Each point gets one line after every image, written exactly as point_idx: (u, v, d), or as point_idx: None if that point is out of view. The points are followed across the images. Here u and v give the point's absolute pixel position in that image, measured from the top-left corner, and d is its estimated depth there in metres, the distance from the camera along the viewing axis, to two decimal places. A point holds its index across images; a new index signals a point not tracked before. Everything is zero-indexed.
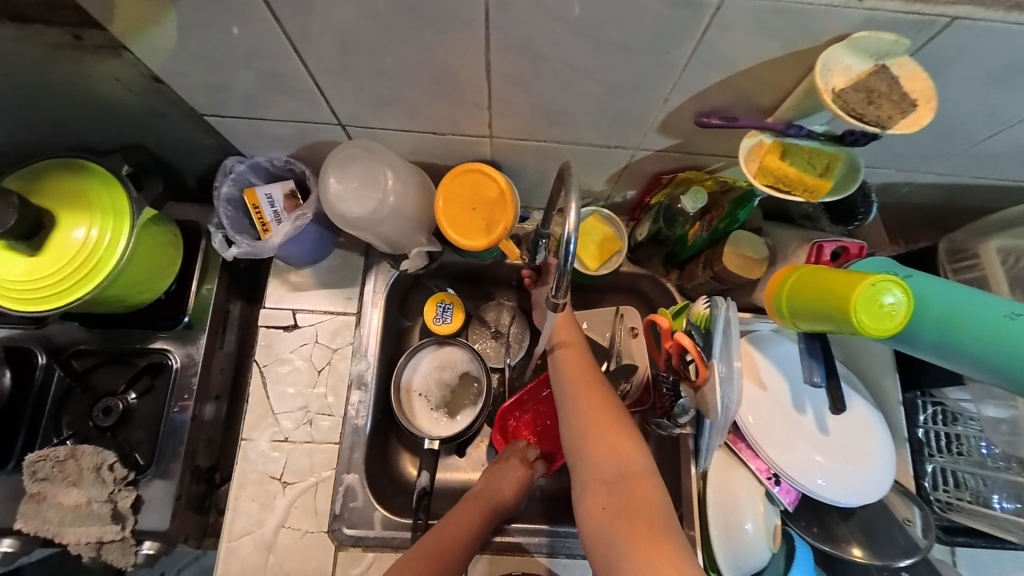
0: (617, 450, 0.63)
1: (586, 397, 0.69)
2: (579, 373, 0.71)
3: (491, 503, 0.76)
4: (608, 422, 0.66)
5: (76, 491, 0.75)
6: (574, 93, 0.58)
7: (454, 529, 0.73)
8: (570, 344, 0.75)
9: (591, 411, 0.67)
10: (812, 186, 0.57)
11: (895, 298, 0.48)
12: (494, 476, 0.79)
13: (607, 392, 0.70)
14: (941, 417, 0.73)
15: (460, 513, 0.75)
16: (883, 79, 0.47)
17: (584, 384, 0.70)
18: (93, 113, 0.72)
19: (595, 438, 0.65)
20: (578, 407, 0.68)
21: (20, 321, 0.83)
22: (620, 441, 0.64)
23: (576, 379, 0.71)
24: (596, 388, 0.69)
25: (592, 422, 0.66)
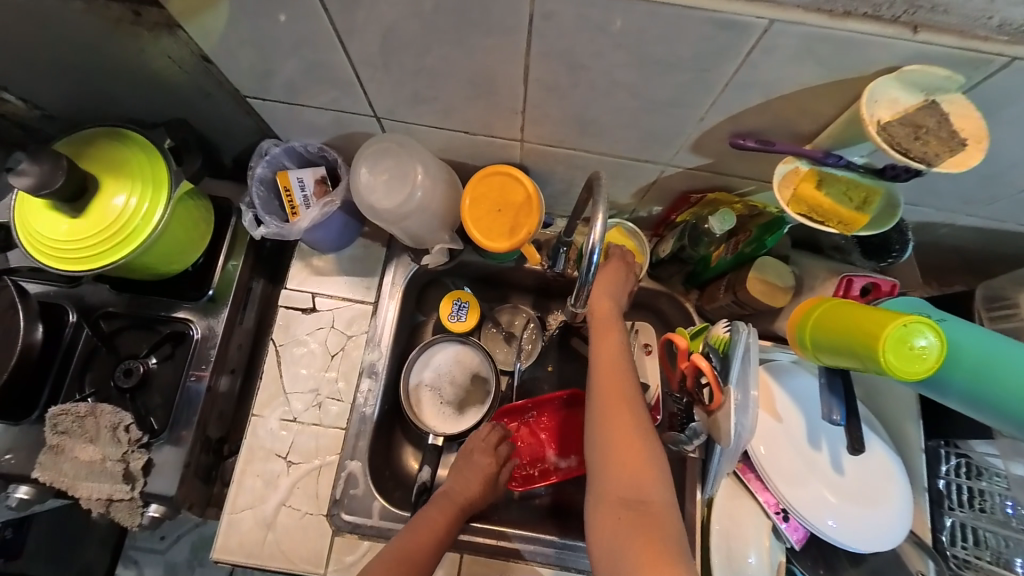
0: (641, 470, 0.58)
1: (613, 404, 0.62)
2: (610, 375, 0.64)
3: (462, 504, 0.77)
4: (633, 436, 0.60)
5: (93, 447, 0.78)
6: (610, 105, 0.58)
7: (429, 533, 0.72)
8: (606, 337, 0.67)
9: (621, 424, 0.60)
10: (846, 219, 0.56)
11: (927, 341, 0.46)
12: (468, 475, 0.81)
13: (637, 403, 0.62)
14: (965, 470, 0.69)
15: (433, 514, 0.75)
16: (932, 114, 0.45)
17: (617, 391, 0.63)
18: (144, 87, 0.75)
19: (618, 453, 0.59)
20: (603, 414, 0.62)
21: (57, 279, 0.87)
22: (642, 461, 0.58)
23: (605, 382, 0.64)
24: (627, 396, 0.62)
25: (621, 434, 0.60)
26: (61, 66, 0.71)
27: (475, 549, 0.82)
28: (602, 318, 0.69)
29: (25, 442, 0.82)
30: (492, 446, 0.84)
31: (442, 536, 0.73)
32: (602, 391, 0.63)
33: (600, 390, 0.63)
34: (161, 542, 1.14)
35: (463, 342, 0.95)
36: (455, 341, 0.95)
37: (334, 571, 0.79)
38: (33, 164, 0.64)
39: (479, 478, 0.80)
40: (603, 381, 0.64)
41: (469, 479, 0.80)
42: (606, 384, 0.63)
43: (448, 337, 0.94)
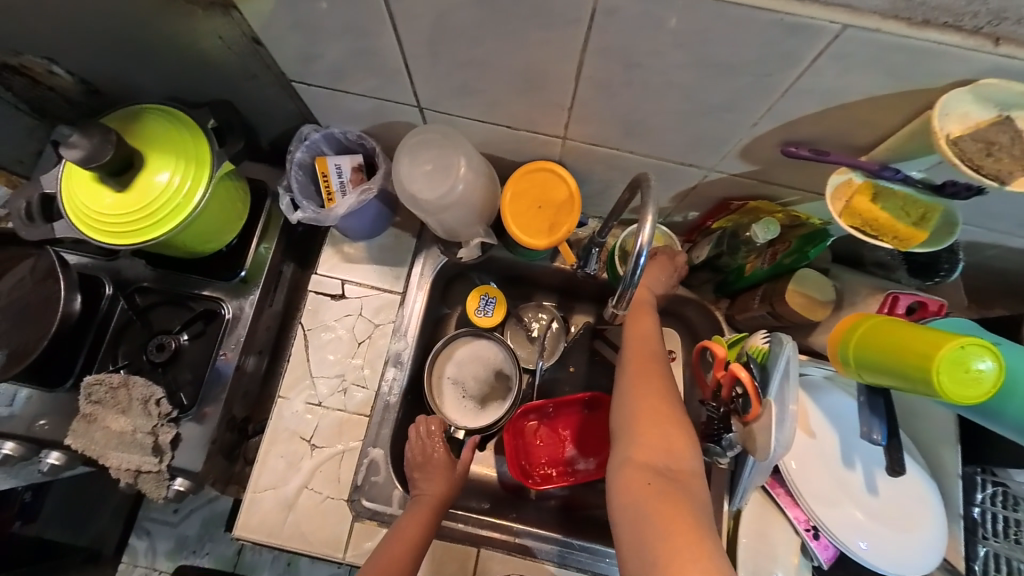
0: (670, 440, 0.57)
1: (646, 377, 0.62)
2: (643, 350, 0.65)
3: (431, 508, 0.76)
4: (665, 407, 0.59)
5: (124, 419, 0.79)
6: (660, 107, 0.57)
7: (404, 548, 0.70)
8: (643, 319, 0.69)
9: (652, 395, 0.60)
10: (903, 234, 0.55)
11: (985, 365, 0.46)
12: (430, 480, 0.79)
13: (670, 381, 0.63)
14: (1001, 500, 0.67)
15: (407, 525, 0.73)
16: (1004, 131, 0.44)
17: (650, 366, 0.63)
18: (192, 67, 0.76)
19: (647, 422, 0.58)
20: (635, 384, 0.62)
21: (95, 252, 0.89)
22: (673, 431, 0.57)
23: (638, 358, 0.64)
24: (657, 371, 0.63)
25: (652, 403, 0.59)
26: (114, 42, 0.72)
27: (490, 544, 0.82)
28: (642, 302, 0.71)
29: (61, 408, 0.84)
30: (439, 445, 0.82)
31: (416, 545, 0.71)
32: (635, 364, 0.64)
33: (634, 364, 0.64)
34: (174, 515, 1.24)
35: (490, 339, 0.95)
36: (481, 337, 0.95)
37: (352, 555, 0.79)
38: (83, 138, 0.66)
39: (441, 480, 0.79)
40: (636, 356, 0.65)
41: (432, 483, 0.79)
42: (640, 358, 0.64)
43: (472, 331, 0.94)
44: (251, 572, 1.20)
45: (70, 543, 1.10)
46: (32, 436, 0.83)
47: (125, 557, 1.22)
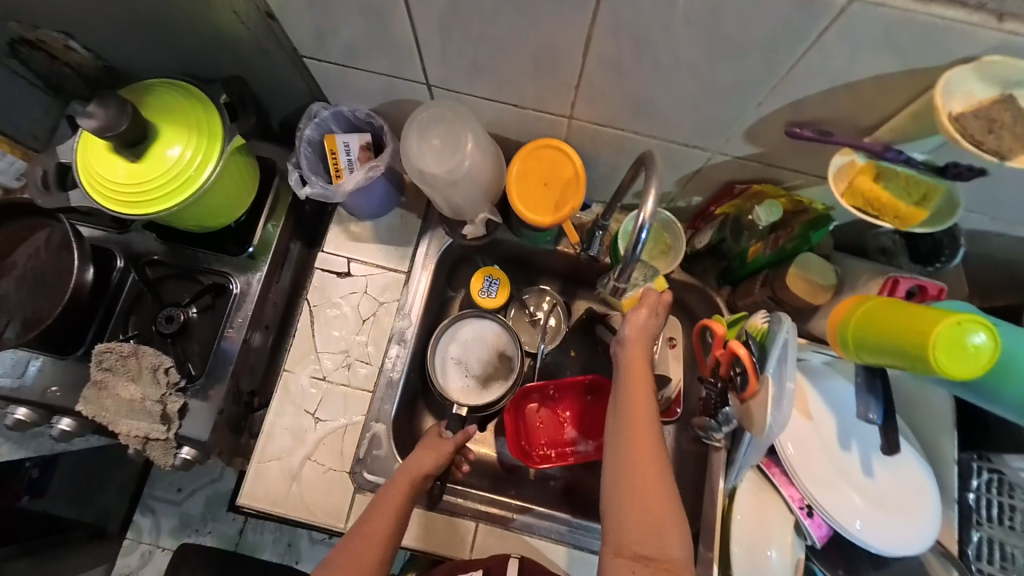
0: (660, 529, 0.57)
1: (642, 462, 0.59)
2: (641, 425, 0.61)
3: (412, 484, 0.74)
4: (661, 497, 0.58)
5: (133, 386, 0.81)
6: (669, 87, 0.58)
7: (383, 527, 0.69)
8: (636, 382, 0.64)
9: (644, 481, 0.58)
10: (904, 214, 0.55)
11: (981, 339, 0.46)
12: (416, 457, 0.77)
13: (662, 455, 0.60)
14: (997, 486, 0.68)
15: (387, 501, 0.72)
16: (1008, 109, 0.44)
17: (642, 444, 0.60)
18: (207, 42, 0.77)
19: (641, 514, 0.57)
20: (625, 464, 0.60)
21: (107, 225, 0.90)
22: (664, 519, 0.57)
23: (636, 441, 0.60)
24: (655, 452, 0.60)
25: (642, 492, 0.58)
26: (131, 16, 0.74)
27: (489, 517, 0.83)
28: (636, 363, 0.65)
29: (72, 375, 0.86)
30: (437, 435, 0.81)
31: (395, 525, 0.70)
32: (630, 443, 0.60)
33: (626, 442, 0.61)
34: (177, 494, 1.27)
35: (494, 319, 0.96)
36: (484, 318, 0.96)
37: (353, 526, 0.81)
38: (100, 108, 0.67)
39: (426, 460, 0.76)
40: (633, 435, 0.61)
41: (416, 462, 0.76)
42: (637, 437, 0.60)
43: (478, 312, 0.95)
44: (252, 552, 1.23)
45: (75, 518, 1.14)
46: (44, 402, 0.85)
47: (129, 533, 1.25)
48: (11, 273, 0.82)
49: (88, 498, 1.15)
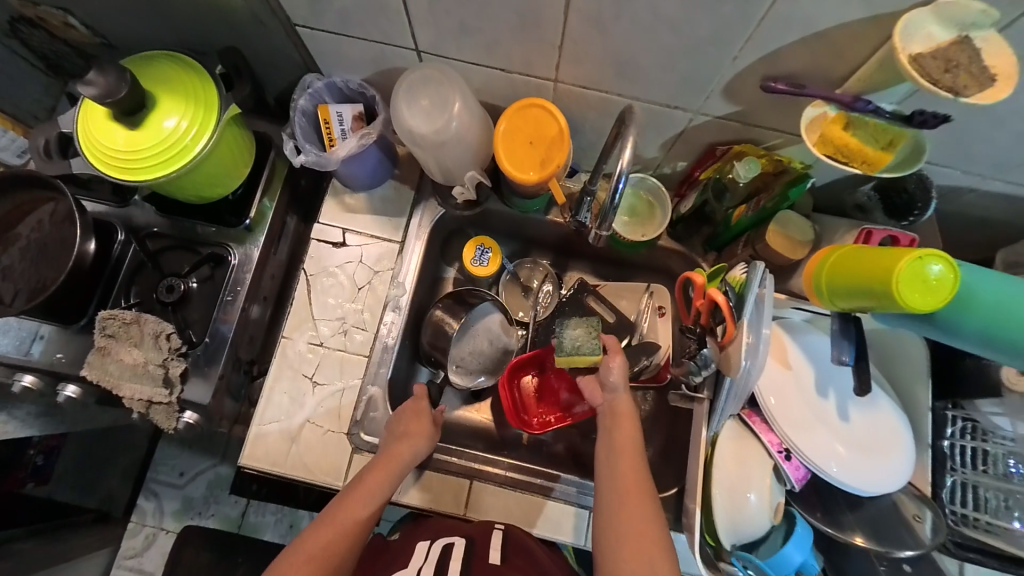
0: (651, 557, 0.63)
1: (631, 493, 0.68)
2: (631, 464, 0.71)
3: (395, 466, 0.76)
4: (649, 529, 0.66)
5: (136, 351, 0.83)
6: (649, 44, 0.60)
7: (364, 501, 0.73)
8: (625, 426, 0.76)
9: (635, 512, 0.67)
10: (871, 158, 0.58)
11: (938, 269, 0.49)
12: (402, 433, 0.80)
13: (651, 490, 0.69)
14: (969, 432, 0.70)
15: (369, 481, 0.74)
16: (964, 50, 0.47)
17: (632, 479, 0.70)
18: (203, 13, 0.79)
19: (632, 544, 0.64)
20: (617, 496, 0.69)
21: (107, 198, 0.92)
22: (655, 549, 0.64)
23: (626, 478, 0.70)
24: (643, 488, 0.69)
25: (632, 523, 0.66)
26: None
27: (483, 476, 0.86)
28: (622, 411, 0.77)
29: (77, 343, 0.88)
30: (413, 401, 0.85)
31: (380, 500, 0.74)
32: (619, 477, 0.70)
33: (618, 478, 0.70)
34: (180, 477, 1.32)
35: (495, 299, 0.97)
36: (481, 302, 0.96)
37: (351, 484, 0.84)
38: (99, 75, 0.69)
39: (412, 439, 0.79)
40: (624, 473, 0.70)
41: (401, 441, 0.79)
42: (627, 474, 0.70)
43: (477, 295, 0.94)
44: (254, 533, 1.29)
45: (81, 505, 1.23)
46: (51, 368, 0.87)
47: (133, 516, 1.31)
48: (15, 244, 0.83)
49: (91, 485, 1.24)
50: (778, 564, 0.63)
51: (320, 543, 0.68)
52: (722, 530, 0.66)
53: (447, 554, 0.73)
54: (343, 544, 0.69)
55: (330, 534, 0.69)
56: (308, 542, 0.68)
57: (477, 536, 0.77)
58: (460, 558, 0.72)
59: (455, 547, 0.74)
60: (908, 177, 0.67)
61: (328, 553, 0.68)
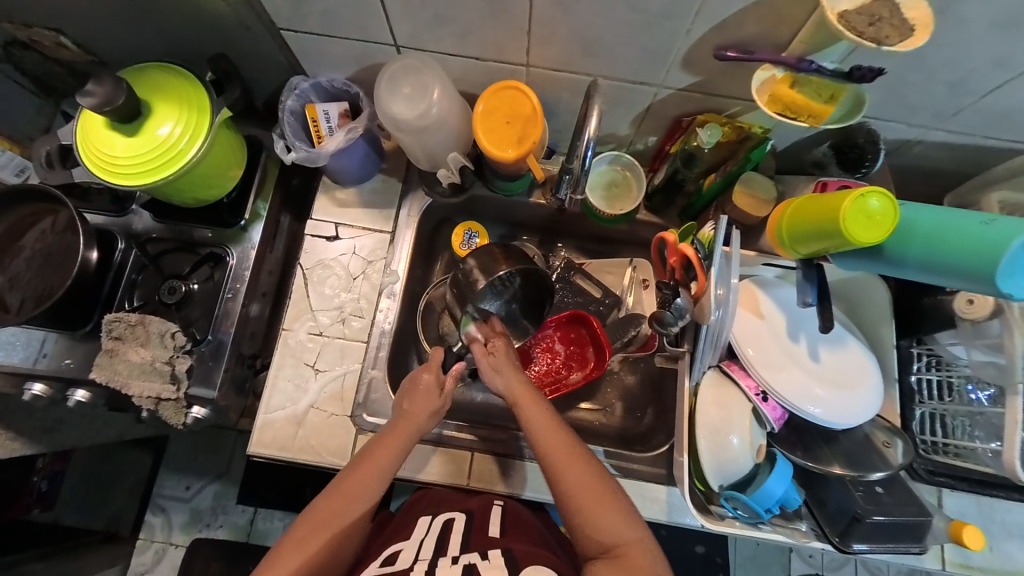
0: (609, 515, 0.64)
1: (566, 463, 0.67)
2: (555, 435, 0.69)
3: (407, 434, 0.75)
4: (598, 486, 0.66)
5: (143, 350, 0.86)
6: (610, 22, 0.65)
7: (371, 473, 0.72)
8: (532, 405, 0.72)
9: (578, 478, 0.66)
10: (816, 112, 0.65)
11: (876, 204, 0.55)
12: (407, 406, 0.77)
13: (582, 447, 0.69)
14: (932, 364, 0.77)
15: (376, 454, 0.74)
16: (886, 5, 0.52)
17: (564, 448, 0.68)
18: (192, 21, 0.84)
19: (586, 510, 0.65)
20: (554, 472, 0.67)
21: (108, 208, 0.95)
22: (609, 506, 0.65)
23: (553, 450, 0.68)
24: (577, 452, 0.68)
25: (581, 490, 0.65)
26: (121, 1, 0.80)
27: (485, 449, 0.88)
28: (522, 391, 0.73)
29: (83, 349, 0.91)
30: (425, 364, 0.81)
31: (388, 468, 0.73)
32: (547, 458, 0.68)
33: (547, 456, 0.68)
34: (186, 491, 1.34)
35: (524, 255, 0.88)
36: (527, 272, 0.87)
37: None
38: (98, 86, 0.73)
39: (417, 410, 0.76)
40: (551, 449, 0.68)
41: (406, 415, 0.76)
42: (555, 448, 0.68)
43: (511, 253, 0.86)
44: (263, 540, 1.31)
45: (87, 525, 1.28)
46: (60, 374, 0.90)
47: (142, 532, 1.32)
48: (20, 255, 0.86)
49: (97, 505, 1.31)
50: (761, 498, 0.68)
51: (322, 513, 0.70)
52: (709, 473, 0.70)
53: (449, 527, 0.77)
54: (347, 513, 0.71)
55: (333, 505, 0.71)
56: (318, 509, 0.70)
57: (477, 511, 0.81)
58: (460, 530, 0.76)
59: (455, 521, 0.78)
60: (857, 132, 0.73)
61: (334, 522, 0.70)
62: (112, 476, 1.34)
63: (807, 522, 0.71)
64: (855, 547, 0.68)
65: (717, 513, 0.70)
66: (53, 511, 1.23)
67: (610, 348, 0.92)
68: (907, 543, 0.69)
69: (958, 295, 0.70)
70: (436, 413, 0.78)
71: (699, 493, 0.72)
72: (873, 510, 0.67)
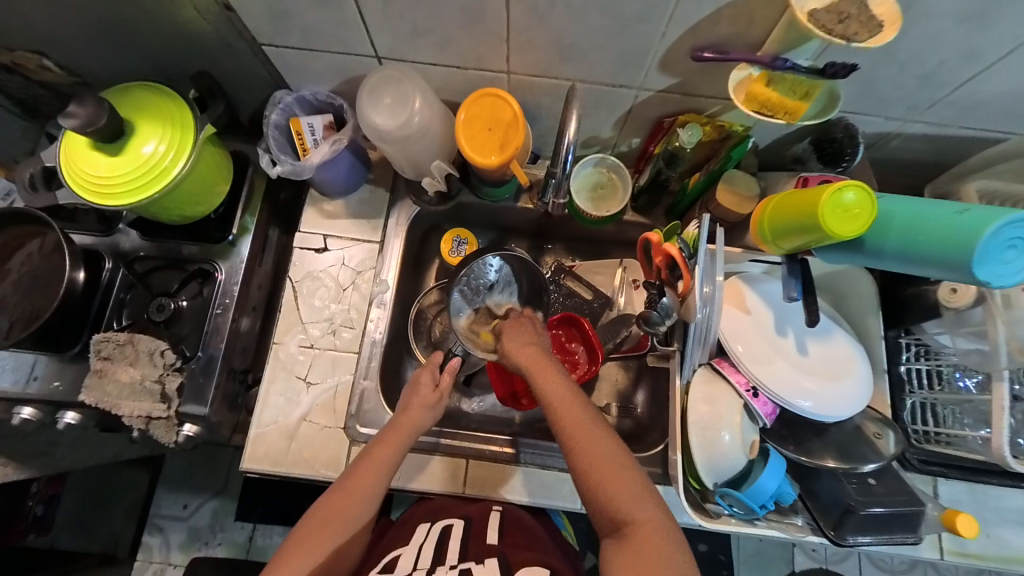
0: (622, 490, 0.62)
1: (580, 436, 0.65)
2: (568, 409, 0.67)
3: (401, 439, 0.74)
4: (612, 463, 0.63)
5: (132, 369, 0.85)
6: (585, 27, 0.66)
7: (374, 474, 0.72)
8: (548, 377, 0.70)
9: (591, 449, 0.64)
10: (791, 109, 0.66)
11: (852, 197, 0.55)
12: (408, 406, 0.77)
13: (599, 418, 0.67)
14: (921, 354, 0.78)
15: (374, 455, 0.73)
16: (853, 3, 0.53)
17: (576, 419, 0.66)
18: (174, 40, 0.84)
19: (602, 483, 0.63)
20: (568, 442, 0.65)
21: (94, 228, 0.95)
22: (623, 481, 0.62)
23: (567, 420, 0.66)
24: (592, 425, 0.65)
25: (593, 462, 0.63)
26: (101, 22, 0.80)
27: (479, 454, 0.87)
28: (536, 363, 0.72)
29: (72, 371, 0.90)
30: (426, 363, 0.82)
31: (392, 467, 0.73)
32: (561, 432, 0.66)
33: (561, 426, 0.66)
34: (183, 510, 1.33)
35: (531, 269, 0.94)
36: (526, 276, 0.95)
37: None
38: (79, 107, 0.73)
39: (416, 406, 0.77)
40: (564, 419, 0.66)
41: (410, 410, 0.77)
42: (568, 419, 0.66)
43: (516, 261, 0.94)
44: (262, 556, 1.30)
45: (83, 548, 1.26)
46: (49, 397, 0.89)
47: (140, 554, 1.31)
48: (6, 279, 0.85)
49: (92, 529, 1.29)
50: (755, 494, 0.68)
51: (325, 508, 0.70)
52: (703, 470, 0.70)
53: (447, 534, 0.77)
54: (349, 512, 0.70)
55: (338, 503, 0.70)
56: (321, 507, 0.70)
57: (476, 518, 0.81)
58: (459, 536, 0.76)
59: (453, 527, 0.79)
60: (834, 127, 0.73)
61: (341, 518, 0.70)
62: (106, 498, 1.33)
63: (802, 516, 0.71)
64: (851, 539, 0.68)
65: (713, 510, 0.70)
66: (49, 536, 1.23)
67: (602, 350, 0.93)
68: (901, 533, 0.69)
69: (941, 284, 0.71)
70: (435, 408, 0.78)
71: (693, 490, 0.72)
72: (865, 502, 0.67)
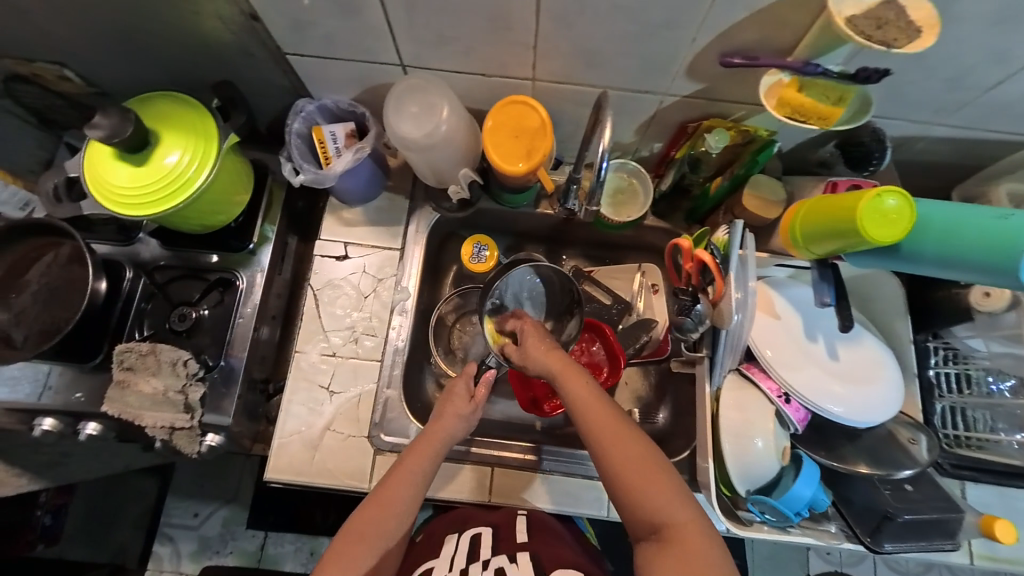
0: (658, 493, 0.60)
1: (613, 439, 0.63)
2: (597, 409, 0.65)
3: (433, 452, 0.74)
4: (644, 464, 0.61)
5: (155, 380, 0.85)
6: (614, 34, 0.65)
7: (401, 485, 0.71)
8: (576, 380, 0.69)
9: (623, 452, 0.62)
10: (824, 114, 0.65)
11: (893, 202, 0.55)
12: (441, 414, 0.76)
13: (630, 421, 0.65)
14: (950, 358, 0.77)
15: (405, 466, 0.72)
16: (890, 8, 0.53)
17: (606, 421, 0.64)
18: (195, 50, 0.84)
19: (637, 486, 0.61)
20: (599, 446, 0.64)
21: (114, 238, 0.95)
22: (658, 483, 0.60)
23: (596, 423, 0.64)
24: (623, 426, 0.64)
25: (625, 464, 0.61)
26: (123, 32, 0.80)
27: (502, 462, 0.87)
28: (562, 366, 0.71)
29: (91, 382, 0.90)
30: (459, 374, 0.82)
31: (425, 477, 0.73)
32: (593, 436, 0.64)
33: (590, 429, 0.64)
34: (195, 518, 1.32)
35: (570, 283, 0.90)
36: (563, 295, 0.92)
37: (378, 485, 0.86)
38: (104, 118, 0.72)
39: (449, 415, 0.76)
40: (594, 422, 0.65)
41: (443, 417, 0.76)
42: (598, 422, 0.64)
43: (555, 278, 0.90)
44: (276, 565, 1.29)
45: None
46: (69, 408, 0.88)
47: (150, 564, 1.30)
48: (25, 290, 0.85)
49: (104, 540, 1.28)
50: (790, 501, 0.67)
51: (358, 521, 0.69)
52: (735, 477, 0.69)
53: (476, 542, 0.76)
54: (382, 526, 0.69)
55: (373, 512, 0.69)
56: (354, 517, 0.69)
57: (503, 524, 0.80)
58: (489, 543, 0.75)
59: (483, 535, 0.77)
60: (861, 131, 0.73)
61: (373, 531, 0.68)
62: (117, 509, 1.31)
63: (835, 523, 0.71)
64: (887, 546, 0.68)
65: (745, 517, 0.69)
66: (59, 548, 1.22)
67: (624, 356, 0.92)
68: (939, 540, 0.69)
69: (972, 287, 0.71)
70: (467, 418, 0.77)
71: (725, 498, 0.71)
72: (902, 509, 0.67)
